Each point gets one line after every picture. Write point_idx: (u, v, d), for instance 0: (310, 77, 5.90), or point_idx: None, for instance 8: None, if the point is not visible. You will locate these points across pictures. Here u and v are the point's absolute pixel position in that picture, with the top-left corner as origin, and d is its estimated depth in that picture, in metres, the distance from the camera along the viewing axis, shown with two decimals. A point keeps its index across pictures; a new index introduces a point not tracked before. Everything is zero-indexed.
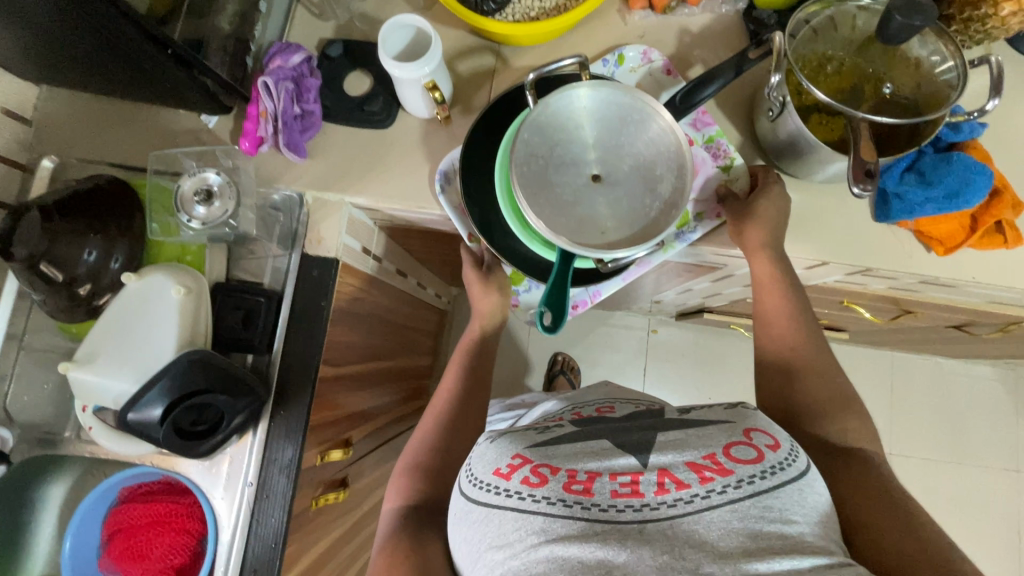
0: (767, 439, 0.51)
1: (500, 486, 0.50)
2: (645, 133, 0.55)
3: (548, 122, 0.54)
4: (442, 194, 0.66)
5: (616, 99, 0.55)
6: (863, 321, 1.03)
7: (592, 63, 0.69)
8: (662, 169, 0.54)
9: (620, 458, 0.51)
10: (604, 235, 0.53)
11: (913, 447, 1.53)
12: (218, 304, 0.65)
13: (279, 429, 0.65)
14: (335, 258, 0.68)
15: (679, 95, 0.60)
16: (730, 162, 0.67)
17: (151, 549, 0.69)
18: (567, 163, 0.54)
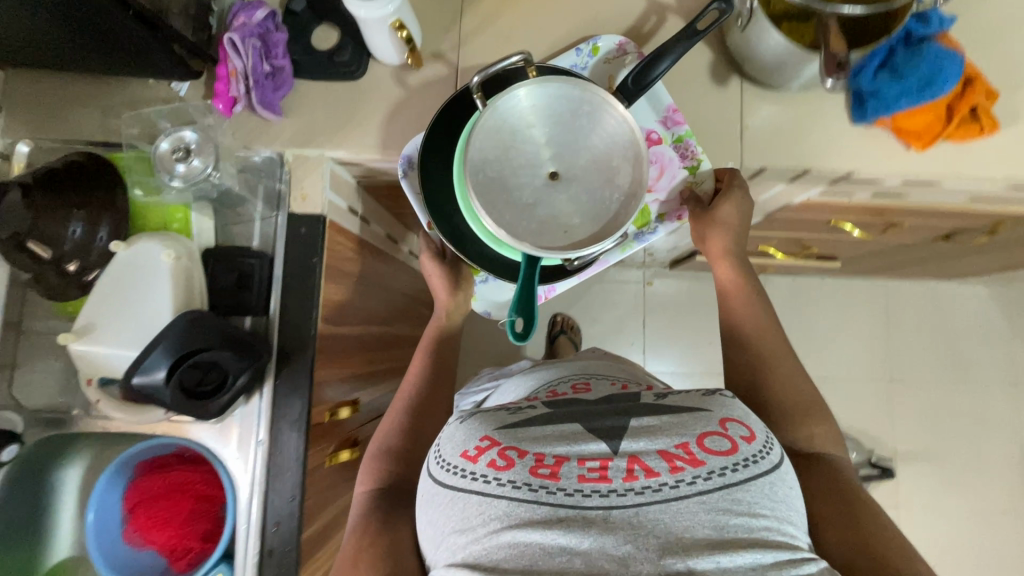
0: (742, 430, 0.48)
1: (466, 469, 0.46)
2: (601, 124, 0.53)
3: (498, 125, 0.53)
4: (403, 178, 0.65)
5: (567, 92, 0.53)
6: (853, 242, 1.04)
7: (565, 53, 0.66)
8: (621, 160, 0.53)
9: (590, 441, 0.47)
10: (567, 235, 0.53)
11: (914, 373, 1.55)
12: (211, 268, 0.66)
13: (284, 386, 0.66)
14: (323, 213, 0.68)
15: (631, 78, 0.58)
16: (697, 164, 0.66)
17: (173, 516, 0.71)
18: (523, 164, 0.53)
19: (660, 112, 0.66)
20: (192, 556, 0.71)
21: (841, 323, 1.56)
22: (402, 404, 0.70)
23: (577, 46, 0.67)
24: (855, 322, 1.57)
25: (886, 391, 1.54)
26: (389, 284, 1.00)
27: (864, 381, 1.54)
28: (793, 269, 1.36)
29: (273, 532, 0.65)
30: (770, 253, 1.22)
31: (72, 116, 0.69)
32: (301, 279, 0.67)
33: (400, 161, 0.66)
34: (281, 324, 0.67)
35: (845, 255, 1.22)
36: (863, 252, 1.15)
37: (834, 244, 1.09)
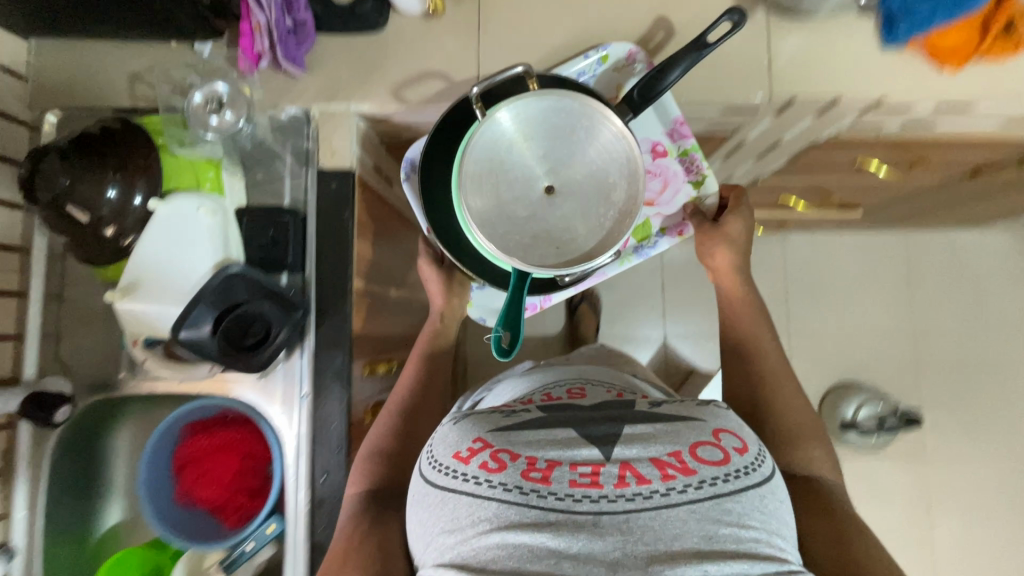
0: (734, 442, 0.49)
1: (459, 470, 0.47)
2: (596, 138, 0.58)
3: (497, 140, 0.58)
4: (406, 181, 0.70)
5: (566, 107, 0.57)
6: (878, 186, 1.03)
7: (574, 60, 0.67)
8: (612, 178, 0.58)
9: (582, 447, 0.47)
10: (559, 249, 0.58)
11: (939, 324, 1.54)
12: (247, 226, 0.66)
13: (325, 339, 0.67)
14: (352, 168, 0.68)
15: (638, 90, 0.60)
16: (701, 178, 0.72)
17: (221, 475, 0.72)
18: (519, 176, 0.58)
19: (668, 124, 0.69)
20: (243, 512, 0.72)
21: (861, 277, 1.55)
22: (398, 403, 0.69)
23: (585, 51, 0.68)
24: (875, 275, 1.55)
25: (910, 342, 1.53)
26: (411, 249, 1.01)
27: (887, 333, 1.54)
28: (812, 221, 1.35)
29: (323, 483, 0.67)
30: (790, 204, 1.21)
31: (97, 85, 0.68)
32: (334, 233, 0.68)
33: (404, 165, 0.70)
34: (317, 279, 0.67)
35: (867, 203, 1.20)
36: (886, 197, 1.13)
37: (856, 189, 1.08)
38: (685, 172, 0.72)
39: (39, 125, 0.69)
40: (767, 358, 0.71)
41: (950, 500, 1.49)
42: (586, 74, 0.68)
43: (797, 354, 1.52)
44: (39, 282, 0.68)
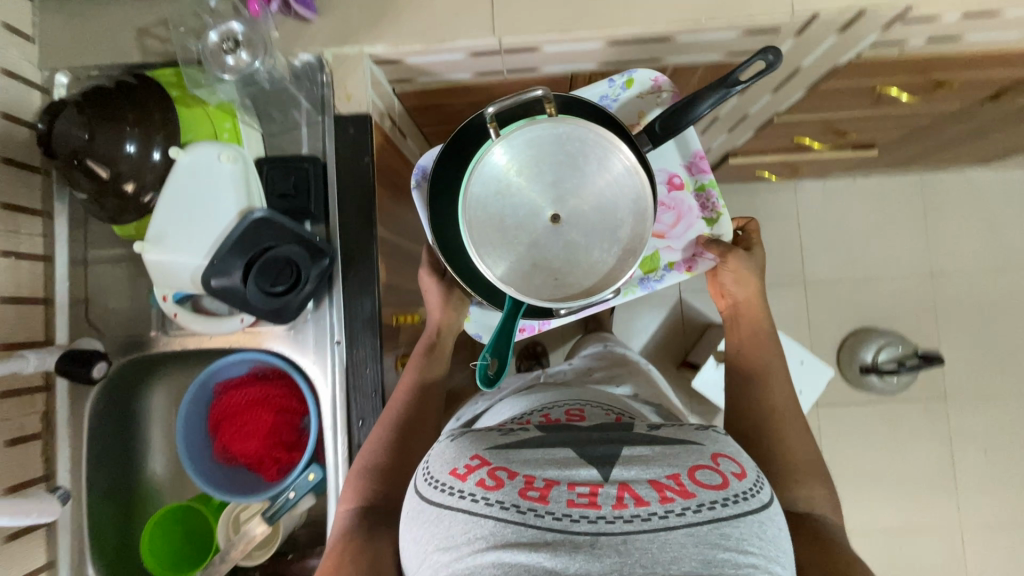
0: (733, 466, 0.47)
1: (455, 486, 0.47)
2: (607, 170, 0.58)
3: (508, 161, 0.58)
4: (416, 189, 0.67)
5: (582, 136, 0.57)
6: (897, 116, 1.01)
7: (598, 82, 0.70)
8: (616, 213, 0.58)
9: (580, 469, 0.47)
10: (558, 284, 0.59)
11: (957, 264, 1.53)
12: (268, 174, 0.66)
13: (353, 286, 0.67)
14: (368, 112, 0.67)
15: (660, 122, 0.61)
16: (716, 217, 0.69)
17: (257, 429, 0.73)
18: (524, 205, 0.58)
19: (685, 157, 0.69)
20: (281, 465, 0.73)
21: (875, 223, 1.54)
22: (393, 414, 0.65)
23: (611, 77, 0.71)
24: (890, 219, 1.54)
25: (928, 285, 1.52)
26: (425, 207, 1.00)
27: (904, 278, 1.53)
28: (826, 165, 1.34)
29: (360, 429, 0.68)
30: (805, 145, 1.19)
31: (102, 42, 0.67)
32: (356, 181, 0.67)
33: (415, 172, 0.67)
34: (342, 227, 0.67)
35: (883, 140, 1.19)
36: (904, 131, 1.12)
37: (873, 124, 1.06)
38: (699, 207, 0.69)
39: (52, 88, 0.68)
40: (773, 391, 0.69)
41: (973, 439, 1.50)
42: (609, 96, 0.70)
43: (813, 302, 1.52)
44: (63, 248, 0.68)
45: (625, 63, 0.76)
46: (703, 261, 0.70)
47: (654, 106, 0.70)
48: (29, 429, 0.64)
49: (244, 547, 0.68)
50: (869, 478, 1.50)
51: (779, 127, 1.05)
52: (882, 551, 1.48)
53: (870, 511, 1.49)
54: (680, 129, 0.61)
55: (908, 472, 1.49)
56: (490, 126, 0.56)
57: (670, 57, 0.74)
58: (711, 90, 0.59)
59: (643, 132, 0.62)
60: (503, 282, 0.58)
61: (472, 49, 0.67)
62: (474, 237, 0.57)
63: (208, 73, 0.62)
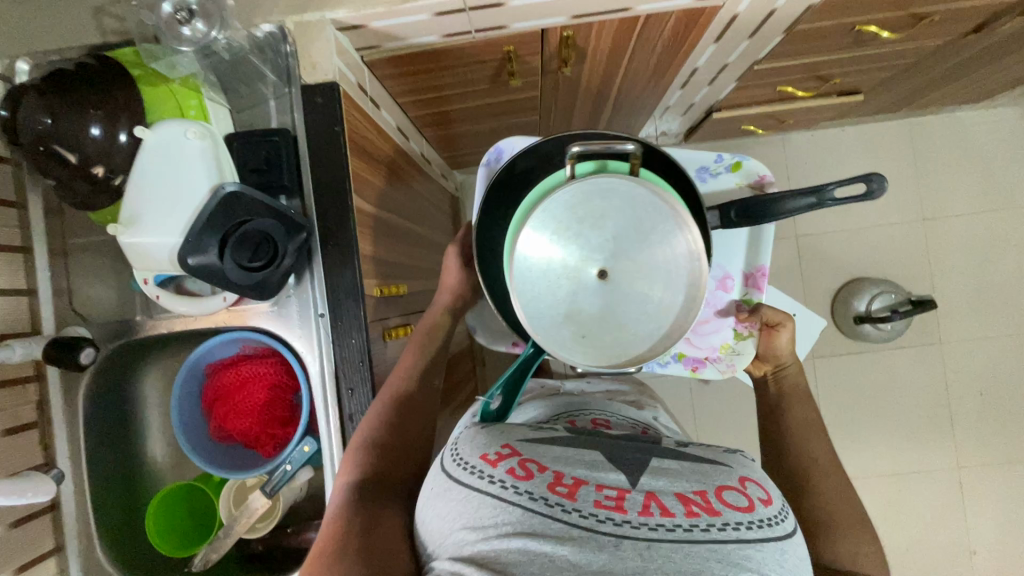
0: (760, 492, 0.50)
1: (485, 471, 0.49)
2: (668, 243, 0.53)
3: (574, 202, 0.53)
4: (484, 167, 0.67)
5: (655, 205, 0.52)
6: (881, 55, 0.99)
7: (706, 152, 0.67)
8: (664, 289, 0.54)
9: (611, 474, 0.49)
10: (588, 346, 0.54)
11: (949, 208, 1.52)
12: (238, 150, 0.65)
13: (332, 258, 0.67)
14: (335, 80, 0.66)
15: (736, 210, 0.60)
16: (743, 335, 0.70)
17: (251, 406, 0.74)
18: (575, 252, 0.54)
19: (750, 268, 0.69)
20: (277, 441, 0.74)
21: (865, 172, 1.53)
22: (394, 388, 0.68)
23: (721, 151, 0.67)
24: (880, 167, 1.53)
25: (921, 231, 1.52)
26: (406, 181, 1.00)
27: (897, 225, 1.52)
28: (812, 114, 1.32)
29: (350, 399, 0.68)
30: (788, 94, 1.17)
31: (59, 25, 0.66)
32: (328, 151, 0.67)
33: (490, 151, 0.67)
34: (317, 201, 0.67)
35: (869, 84, 1.17)
36: (888, 72, 1.10)
37: (857, 67, 1.04)
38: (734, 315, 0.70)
39: (13, 76, 0.67)
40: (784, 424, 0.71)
41: (968, 381, 1.52)
42: (708, 169, 0.67)
43: (805, 255, 1.52)
44: (42, 239, 0.68)
45: (595, 15, 0.74)
46: (712, 368, 0.71)
47: (744, 193, 0.67)
48: (25, 418, 0.64)
49: (248, 521, 0.69)
50: (865, 426, 1.53)
51: (762, 76, 1.04)
52: (879, 494, 1.52)
53: (866, 457, 1.52)
54: (751, 219, 0.60)
55: (904, 418, 1.52)
56: (568, 159, 0.52)
57: (639, 5, 0.73)
58: (801, 193, 0.58)
59: (720, 207, 0.61)
60: (530, 323, 0.53)
61: (435, 8, 0.66)
62: (513, 270, 0.53)
63: (166, 48, 0.61)
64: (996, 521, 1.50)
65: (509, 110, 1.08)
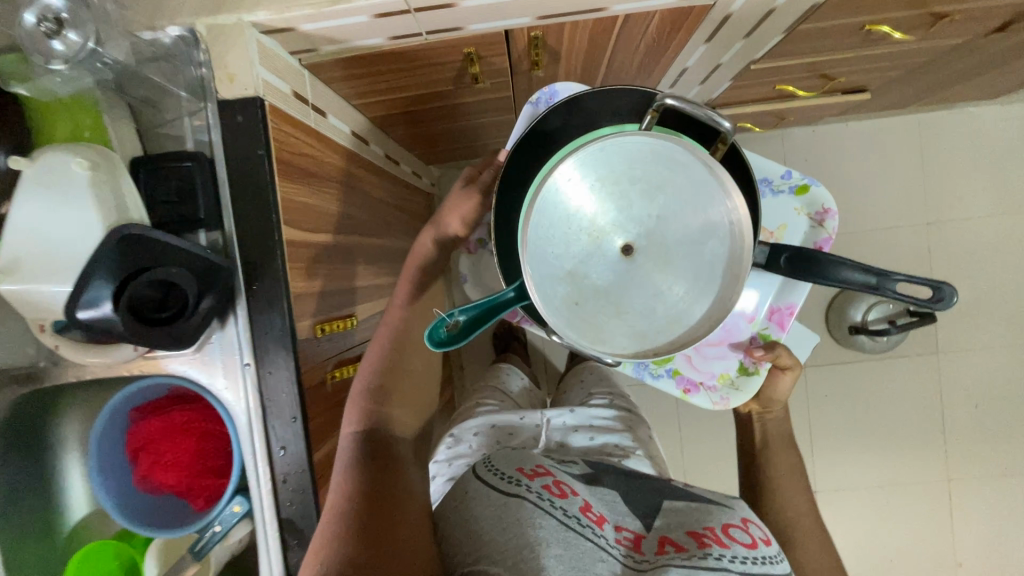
0: (760, 533, 0.65)
1: (526, 483, 0.66)
2: (707, 242, 0.47)
3: (635, 156, 0.46)
4: (532, 104, 0.60)
5: (712, 200, 0.46)
6: (894, 54, 0.89)
7: (777, 164, 0.60)
8: (682, 292, 0.48)
9: (629, 519, 0.68)
10: (586, 318, 0.48)
11: (955, 211, 1.43)
12: (146, 180, 0.57)
13: (258, 303, 0.59)
14: (258, 96, 0.57)
15: (786, 256, 0.54)
16: (752, 369, 0.63)
17: (178, 457, 0.67)
18: (611, 215, 0.47)
19: (780, 303, 0.62)
20: (210, 493, 0.68)
21: (868, 172, 1.44)
22: (389, 336, 0.69)
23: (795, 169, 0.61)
24: (884, 167, 1.44)
25: (924, 236, 1.43)
26: (364, 191, 0.91)
27: (898, 230, 1.43)
28: (813, 112, 1.22)
29: (282, 458, 0.61)
30: (789, 93, 1.07)
31: None
32: (252, 178, 0.58)
33: (545, 90, 0.60)
34: (239, 236, 0.58)
35: (877, 82, 1.06)
36: (899, 71, 1.00)
37: (864, 66, 0.94)
38: (743, 347, 0.63)
39: None
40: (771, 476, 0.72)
41: (963, 393, 1.46)
42: (771, 184, 0.61)
43: None
44: None
45: (564, 15, 0.64)
46: (704, 395, 0.63)
47: (801, 223, 0.60)
48: None
49: None
50: (856, 439, 1.48)
51: (760, 75, 0.94)
52: (866, 507, 1.48)
53: (854, 470, 1.48)
54: (795, 273, 0.53)
55: (895, 431, 1.47)
56: (651, 109, 0.48)
57: (616, 5, 0.63)
58: (863, 270, 0.51)
59: (771, 247, 0.55)
60: (533, 269, 0.46)
61: (375, 10, 0.56)
62: (537, 202, 0.46)
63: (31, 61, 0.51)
64: (984, 535, 1.47)
65: (481, 111, 0.98)
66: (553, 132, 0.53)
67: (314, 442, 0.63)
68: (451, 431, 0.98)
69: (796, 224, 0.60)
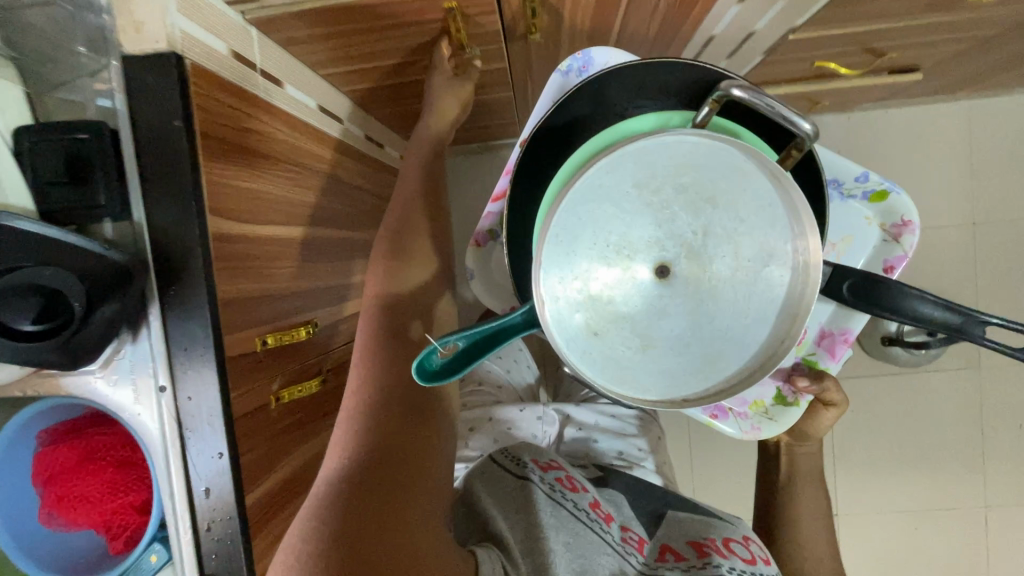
0: (761, 552, 0.61)
1: (540, 473, 0.61)
2: (763, 273, 0.35)
3: (684, 152, 0.34)
4: (563, 74, 0.46)
5: (774, 221, 0.34)
6: (962, 21, 0.74)
7: (850, 165, 0.47)
8: (727, 333, 0.36)
9: (634, 522, 0.64)
10: (608, 352, 0.36)
11: (1006, 210, 1.28)
12: (30, 155, 0.45)
13: (174, 312, 0.48)
14: (173, 51, 0.45)
15: (851, 286, 0.41)
16: (790, 400, 0.50)
17: (93, 490, 0.56)
18: (646, 229, 0.35)
19: (833, 325, 0.49)
20: (131, 533, 0.56)
21: (909, 165, 1.29)
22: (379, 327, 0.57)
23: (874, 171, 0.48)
24: (927, 160, 1.29)
25: (971, 237, 1.28)
26: (341, 178, 0.78)
27: (942, 230, 1.29)
28: (853, 95, 1.08)
29: (205, 502, 0.50)
30: (828, 71, 0.93)
31: None
32: (166, 155, 0.46)
33: (579, 56, 0.46)
34: (151, 226, 0.47)
35: (932, 60, 0.92)
36: (961, 46, 0.86)
37: (921, 38, 0.80)
38: (784, 373, 0.50)
39: None
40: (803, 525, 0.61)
41: (1006, 412, 1.32)
42: (841, 187, 0.48)
43: None
44: None
45: None
46: (733, 422, 0.50)
47: (871, 235, 0.49)
48: None
49: None
50: (885, 458, 1.34)
51: (801, 47, 0.80)
52: (894, 533, 1.35)
53: (881, 493, 1.35)
54: (863, 306, 0.41)
55: (930, 451, 1.33)
56: (711, 99, 0.36)
57: None
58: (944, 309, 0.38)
59: (833, 268, 0.42)
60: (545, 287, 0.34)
61: None
62: (556, 201, 0.34)
63: None
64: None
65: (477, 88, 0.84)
66: (567, 128, 0.41)
67: (247, 479, 0.52)
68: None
69: (866, 235, 0.49)
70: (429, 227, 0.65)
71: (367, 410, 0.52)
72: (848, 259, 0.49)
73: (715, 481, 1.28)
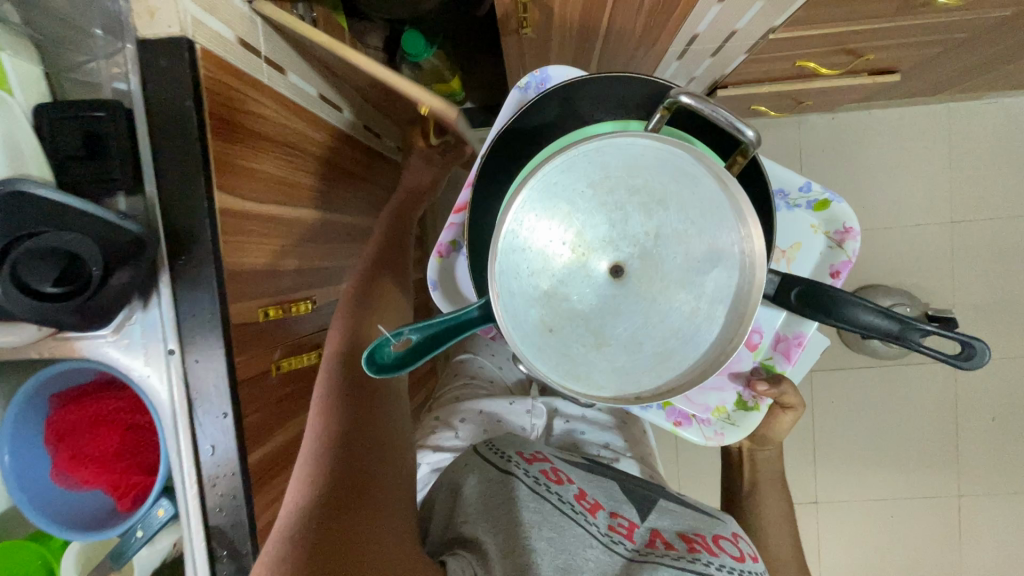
0: (749, 549, 0.62)
1: (523, 465, 0.64)
2: (711, 271, 0.39)
3: (638, 157, 0.38)
4: (527, 90, 0.51)
5: (722, 223, 0.38)
6: (934, 24, 0.78)
7: (794, 176, 0.53)
8: (677, 328, 0.40)
9: (626, 507, 0.64)
10: (563, 349, 0.40)
11: (983, 209, 1.33)
12: (48, 129, 0.48)
13: (183, 279, 0.51)
14: (184, 35, 0.48)
15: (799, 291, 0.45)
16: (752, 406, 0.56)
17: (102, 451, 0.59)
18: (601, 230, 0.39)
19: (788, 331, 0.55)
20: (138, 492, 0.60)
21: (891, 165, 1.33)
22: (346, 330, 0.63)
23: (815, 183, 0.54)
24: (908, 160, 1.33)
25: (949, 235, 1.33)
26: (339, 164, 0.81)
27: (920, 228, 1.33)
28: (836, 94, 1.12)
29: (210, 459, 0.53)
30: (809, 71, 0.97)
31: None
32: (176, 133, 0.49)
33: (534, 74, 0.51)
34: (164, 200, 0.50)
35: (911, 62, 0.96)
36: (935, 48, 0.90)
37: (896, 40, 0.84)
38: (744, 378, 0.56)
39: None
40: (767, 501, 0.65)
41: (979, 405, 1.37)
42: (787, 197, 0.54)
43: None
44: None
45: None
46: (696, 429, 0.56)
47: (818, 244, 0.54)
48: None
49: None
50: (863, 449, 1.39)
51: (782, 48, 0.84)
52: (871, 522, 1.40)
53: (859, 481, 1.39)
54: (809, 313, 0.45)
55: (906, 443, 1.38)
56: (663, 106, 0.40)
57: None
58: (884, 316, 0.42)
59: (783, 277, 0.46)
60: (504, 285, 0.38)
61: None
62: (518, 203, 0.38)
63: None
64: (995, 555, 1.39)
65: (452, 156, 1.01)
66: (541, 131, 0.46)
67: (249, 441, 0.56)
68: (438, 414, 0.90)
69: (812, 244, 0.54)
70: (401, 252, 0.77)
71: (346, 390, 0.56)
72: (798, 267, 0.55)
73: (698, 468, 1.32)
